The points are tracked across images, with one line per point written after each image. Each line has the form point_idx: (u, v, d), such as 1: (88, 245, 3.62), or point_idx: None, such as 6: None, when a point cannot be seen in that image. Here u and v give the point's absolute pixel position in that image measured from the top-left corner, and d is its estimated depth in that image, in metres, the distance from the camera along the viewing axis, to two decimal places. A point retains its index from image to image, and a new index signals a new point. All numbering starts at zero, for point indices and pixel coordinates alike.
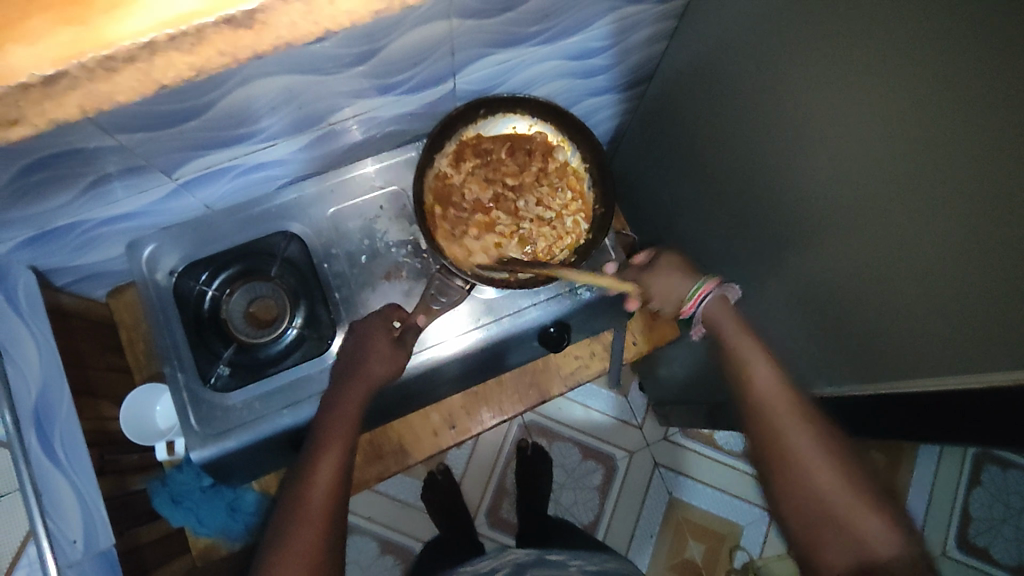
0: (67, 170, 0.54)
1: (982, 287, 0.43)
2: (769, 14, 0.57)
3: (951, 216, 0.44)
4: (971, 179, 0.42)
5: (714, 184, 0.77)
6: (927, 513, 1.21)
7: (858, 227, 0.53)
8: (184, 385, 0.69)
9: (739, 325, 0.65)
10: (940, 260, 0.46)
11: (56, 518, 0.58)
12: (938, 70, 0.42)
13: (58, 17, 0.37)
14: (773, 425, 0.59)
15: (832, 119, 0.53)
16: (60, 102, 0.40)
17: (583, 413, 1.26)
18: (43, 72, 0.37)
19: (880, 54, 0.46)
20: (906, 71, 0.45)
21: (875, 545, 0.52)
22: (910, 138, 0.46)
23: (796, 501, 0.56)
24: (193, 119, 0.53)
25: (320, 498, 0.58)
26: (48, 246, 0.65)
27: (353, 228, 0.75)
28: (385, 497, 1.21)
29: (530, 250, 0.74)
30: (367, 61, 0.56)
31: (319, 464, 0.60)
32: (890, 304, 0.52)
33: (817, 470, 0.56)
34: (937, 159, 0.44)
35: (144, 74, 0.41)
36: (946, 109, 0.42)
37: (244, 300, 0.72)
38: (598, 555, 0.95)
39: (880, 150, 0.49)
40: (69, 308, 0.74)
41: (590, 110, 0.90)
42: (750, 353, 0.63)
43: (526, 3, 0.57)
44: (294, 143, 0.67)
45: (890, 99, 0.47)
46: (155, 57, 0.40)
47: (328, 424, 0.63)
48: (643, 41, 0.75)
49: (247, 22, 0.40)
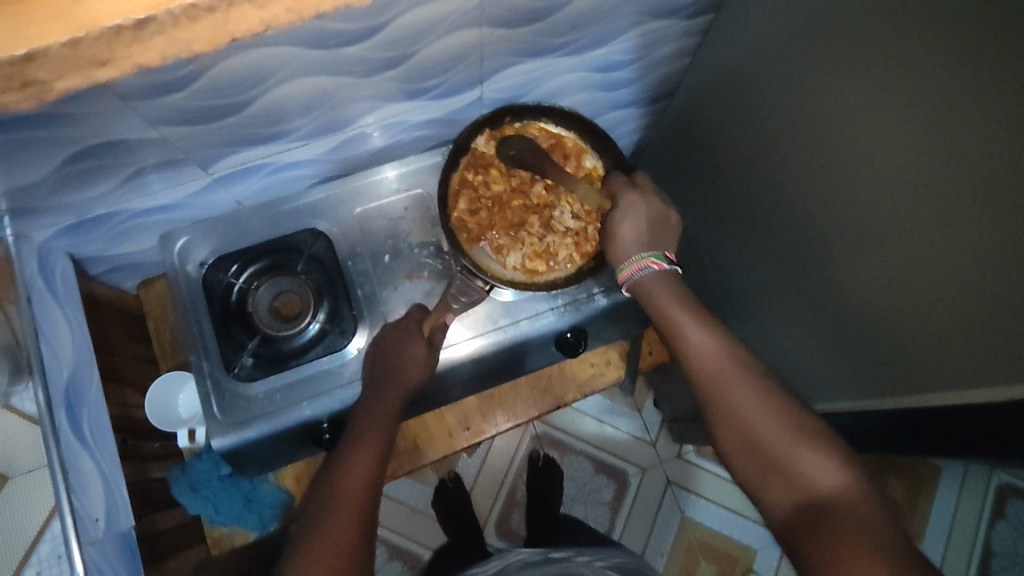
0: (110, 161, 0.56)
1: (992, 289, 0.44)
2: (790, 29, 0.59)
3: (962, 222, 0.45)
4: (982, 192, 0.43)
5: (729, 197, 0.77)
6: (947, 545, 1.19)
7: (878, 238, 0.53)
8: (209, 374, 0.71)
9: (673, 296, 0.63)
10: (953, 266, 0.46)
11: (81, 494, 0.60)
12: (951, 78, 0.43)
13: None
14: (708, 374, 0.58)
15: (851, 130, 0.53)
16: (146, 47, 0.40)
17: (596, 427, 1.26)
18: (138, 16, 0.37)
19: (898, 65, 0.47)
20: (920, 82, 0.46)
21: (818, 483, 0.50)
22: (925, 146, 0.46)
23: (758, 466, 0.54)
24: (231, 116, 0.56)
25: (354, 490, 0.60)
26: (87, 234, 0.67)
27: (378, 228, 0.77)
28: (395, 502, 1.21)
29: (549, 258, 0.75)
30: (398, 65, 0.58)
31: (355, 457, 0.63)
32: (906, 317, 0.52)
33: (753, 417, 0.55)
34: (949, 167, 0.45)
35: (218, 25, 0.41)
36: (961, 122, 0.43)
37: (269, 294, 0.74)
38: (609, 552, 0.96)
39: (895, 160, 0.49)
40: (100, 297, 0.77)
41: (612, 123, 0.91)
42: (676, 315, 0.62)
43: (556, 14, 0.59)
44: (326, 144, 0.69)
45: (905, 109, 0.47)
46: (233, 9, 0.40)
47: (368, 421, 0.66)
48: (666, 56, 0.77)
49: None
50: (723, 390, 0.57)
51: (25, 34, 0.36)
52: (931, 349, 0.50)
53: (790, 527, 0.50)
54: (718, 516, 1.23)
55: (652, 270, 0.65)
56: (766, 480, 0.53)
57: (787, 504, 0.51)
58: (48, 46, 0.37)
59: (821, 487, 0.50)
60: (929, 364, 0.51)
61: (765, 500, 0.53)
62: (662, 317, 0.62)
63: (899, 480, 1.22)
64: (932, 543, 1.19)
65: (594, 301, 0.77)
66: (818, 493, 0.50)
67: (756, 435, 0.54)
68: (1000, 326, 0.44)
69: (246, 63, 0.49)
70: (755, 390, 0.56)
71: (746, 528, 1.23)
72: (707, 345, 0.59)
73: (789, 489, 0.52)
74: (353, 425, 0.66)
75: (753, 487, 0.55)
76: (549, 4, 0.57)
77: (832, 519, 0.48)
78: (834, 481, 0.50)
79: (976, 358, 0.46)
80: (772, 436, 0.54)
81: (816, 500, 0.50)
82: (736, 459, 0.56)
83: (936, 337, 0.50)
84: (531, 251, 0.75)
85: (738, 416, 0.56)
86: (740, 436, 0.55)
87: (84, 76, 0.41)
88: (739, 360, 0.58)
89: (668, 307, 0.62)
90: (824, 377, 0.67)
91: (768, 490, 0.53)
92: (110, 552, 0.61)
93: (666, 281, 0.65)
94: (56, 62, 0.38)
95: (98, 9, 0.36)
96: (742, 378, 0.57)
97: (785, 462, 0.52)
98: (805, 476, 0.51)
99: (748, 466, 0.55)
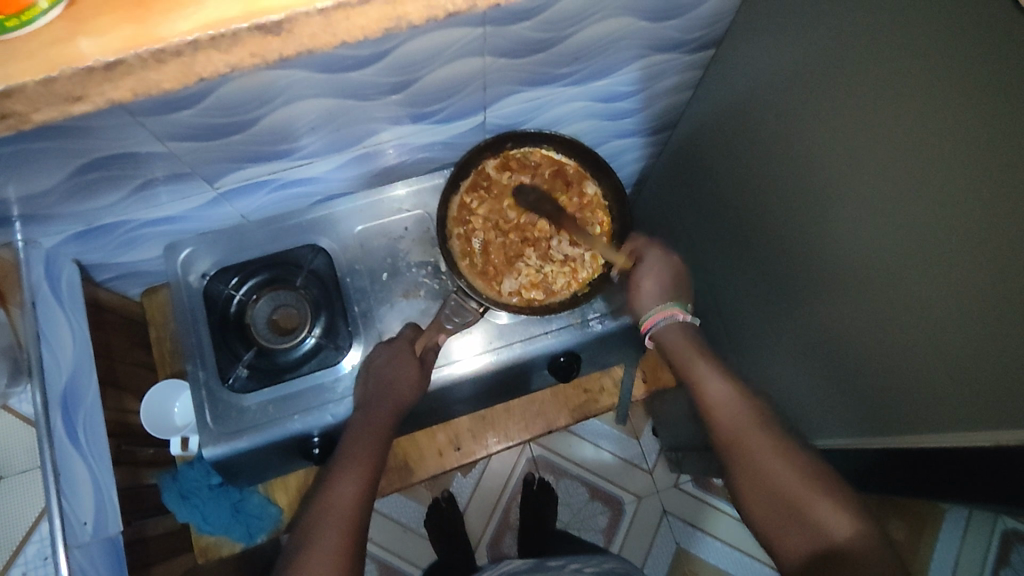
0: (118, 173, 0.58)
1: (960, 333, 0.44)
2: (777, 71, 0.59)
3: (932, 268, 0.45)
4: (951, 240, 0.43)
5: (722, 229, 0.77)
6: None
7: (858, 280, 0.53)
8: (204, 383, 0.72)
9: (693, 348, 0.67)
10: (924, 310, 0.46)
11: (71, 499, 0.61)
12: (917, 127, 0.44)
13: (122, 14, 0.39)
14: (721, 422, 0.62)
15: (832, 173, 0.54)
16: (117, 85, 0.40)
17: (593, 452, 1.25)
18: (106, 57, 0.39)
19: (873, 113, 0.48)
20: (892, 129, 0.46)
21: (831, 528, 0.51)
22: (896, 191, 0.47)
23: (774, 507, 0.55)
24: (239, 133, 0.57)
25: (339, 518, 0.60)
26: (94, 242, 0.69)
27: (378, 246, 0.78)
28: (386, 519, 1.21)
29: (545, 286, 0.75)
30: (403, 90, 0.60)
31: (341, 483, 0.62)
32: (884, 360, 0.52)
33: (762, 460, 0.57)
34: (923, 214, 0.45)
35: (186, 69, 0.41)
36: (927, 168, 0.44)
37: (269, 307, 0.75)
38: (598, 558, 0.96)
39: (871, 203, 0.49)
40: (105, 303, 0.78)
41: (614, 152, 0.92)
42: (700, 369, 0.65)
43: (559, 46, 0.61)
44: (332, 162, 0.70)
45: (877, 154, 0.48)
46: (199, 54, 0.40)
47: (354, 445, 0.66)
48: (668, 89, 0.78)
49: (275, 29, 0.40)
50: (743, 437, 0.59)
51: (4, 71, 0.38)
52: (911, 392, 0.50)
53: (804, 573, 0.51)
54: (713, 548, 1.21)
55: (675, 319, 0.68)
56: (780, 526, 0.55)
57: (799, 549, 0.53)
58: (24, 82, 0.38)
59: (835, 532, 0.51)
60: (906, 409, 0.51)
61: (778, 546, 0.55)
62: (681, 355, 0.66)
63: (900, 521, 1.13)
64: None
65: (589, 327, 0.77)
66: (833, 540, 0.51)
67: (768, 478, 0.56)
68: (975, 374, 0.43)
69: (254, 83, 0.50)
70: (767, 439, 0.59)
71: (742, 562, 1.21)
72: (730, 400, 0.62)
73: (807, 534, 0.53)
74: (347, 442, 0.67)
75: (768, 536, 0.56)
76: (552, 37, 0.59)
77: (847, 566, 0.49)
78: (850, 529, 0.51)
79: (950, 403, 0.46)
80: (787, 484, 0.55)
81: (826, 546, 0.51)
82: (750, 505, 0.57)
83: (911, 381, 0.49)
84: (527, 277, 0.75)
85: (756, 464, 0.57)
86: (758, 483, 0.57)
87: (63, 110, 0.41)
88: (748, 406, 0.62)
89: (689, 356, 0.66)
90: (811, 414, 0.66)
91: (784, 536, 0.54)
92: (96, 556, 0.62)
93: (685, 332, 0.68)
94: (33, 97, 0.39)
95: (81, 48, 0.39)
96: (750, 422, 0.60)
97: (800, 509, 0.54)
98: (820, 522, 0.52)
99: (764, 512, 0.56)
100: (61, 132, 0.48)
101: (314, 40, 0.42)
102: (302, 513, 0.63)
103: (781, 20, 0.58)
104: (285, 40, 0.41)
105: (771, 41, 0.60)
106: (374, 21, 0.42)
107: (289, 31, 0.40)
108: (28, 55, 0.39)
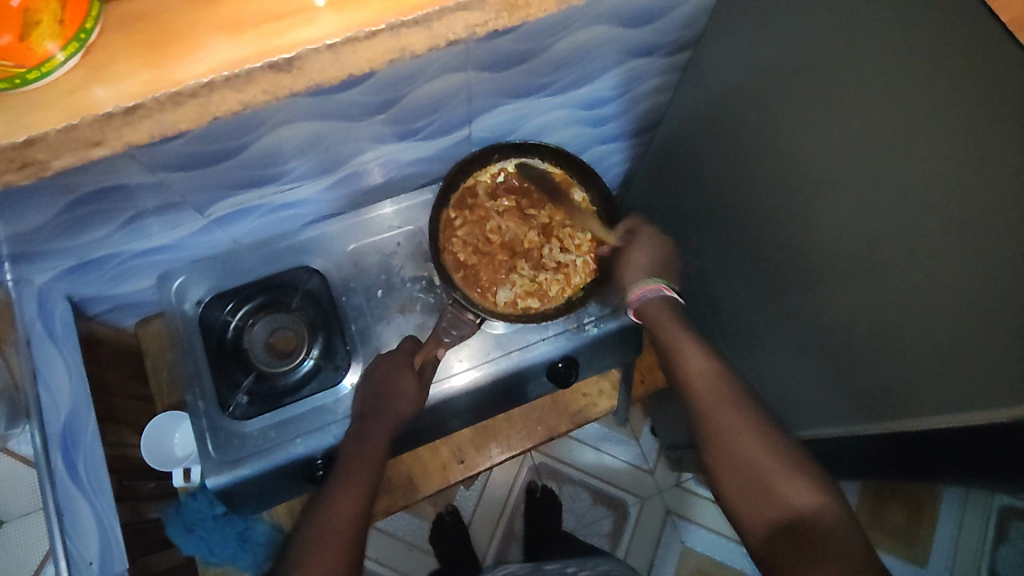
0: (109, 206, 0.58)
1: (941, 316, 0.45)
2: (751, 69, 0.61)
3: (911, 251, 0.46)
4: (923, 225, 0.45)
5: (706, 227, 0.79)
6: None
7: (839, 267, 0.55)
8: (204, 413, 0.72)
9: (672, 323, 0.68)
10: (901, 289, 0.48)
11: (76, 540, 0.60)
12: (884, 116, 0.46)
13: (136, 59, 0.40)
14: (699, 397, 0.62)
15: (807, 166, 0.55)
16: (135, 128, 0.42)
17: (594, 457, 1.25)
18: (126, 103, 0.40)
19: (842, 105, 0.50)
20: (856, 119, 0.48)
21: (798, 502, 0.53)
22: (870, 179, 0.48)
23: (741, 479, 0.57)
24: (228, 160, 0.58)
25: (337, 534, 0.60)
26: (86, 276, 0.69)
27: (372, 263, 0.78)
28: (391, 538, 1.20)
29: (541, 294, 0.76)
30: (389, 109, 0.60)
31: (339, 499, 0.62)
32: (870, 342, 0.53)
33: (734, 434, 0.58)
34: (896, 198, 0.46)
35: (202, 108, 0.42)
36: (897, 155, 0.45)
37: (265, 330, 0.76)
38: (595, 560, 0.96)
39: (848, 191, 0.51)
40: (98, 336, 0.78)
41: (599, 157, 0.94)
42: (680, 342, 0.66)
43: (539, 57, 0.62)
44: (320, 184, 0.71)
45: (847, 144, 0.50)
46: (213, 93, 0.42)
47: (352, 461, 0.66)
48: (649, 92, 0.80)
49: (286, 67, 0.42)
50: (714, 410, 0.60)
51: (27, 123, 0.39)
52: (894, 371, 0.51)
53: (770, 544, 0.53)
54: (717, 543, 1.22)
55: (659, 295, 0.69)
56: (747, 498, 0.56)
57: (763, 519, 0.55)
58: (46, 131, 0.40)
59: (799, 505, 0.53)
60: (896, 393, 0.52)
61: (743, 517, 0.56)
62: (663, 330, 0.67)
63: (898, 506, 1.16)
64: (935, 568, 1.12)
65: (586, 331, 0.78)
66: (800, 511, 0.53)
67: (739, 451, 0.58)
68: (953, 351, 0.45)
69: (242, 114, 0.51)
70: (739, 414, 0.59)
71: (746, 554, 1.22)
72: (704, 374, 0.63)
73: (772, 505, 0.54)
74: (344, 460, 0.66)
75: (734, 506, 0.57)
76: (532, 48, 0.60)
77: (812, 538, 0.51)
78: (814, 502, 0.53)
79: (933, 382, 0.47)
80: (757, 457, 0.57)
81: (793, 517, 0.53)
82: (718, 474, 0.59)
83: (895, 360, 0.51)
84: (523, 287, 0.76)
85: (726, 436, 0.59)
86: (726, 454, 0.58)
87: (80, 156, 0.42)
88: (722, 382, 0.62)
89: (670, 328, 0.67)
90: (803, 404, 0.67)
91: (751, 509, 0.56)
92: None
93: (666, 307, 0.69)
94: (54, 145, 0.40)
95: (97, 96, 0.40)
96: (724, 397, 0.61)
97: (769, 483, 0.55)
98: (785, 494, 0.54)
99: (731, 482, 0.57)
100: (58, 173, 0.49)
101: (323, 74, 0.44)
102: (299, 529, 0.63)
103: (752, 21, 0.60)
104: (296, 76, 0.43)
105: (743, 42, 0.62)
106: (378, 54, 0.44)
107: (301, 68, 0.42)
108: (47, 104, 0.40)
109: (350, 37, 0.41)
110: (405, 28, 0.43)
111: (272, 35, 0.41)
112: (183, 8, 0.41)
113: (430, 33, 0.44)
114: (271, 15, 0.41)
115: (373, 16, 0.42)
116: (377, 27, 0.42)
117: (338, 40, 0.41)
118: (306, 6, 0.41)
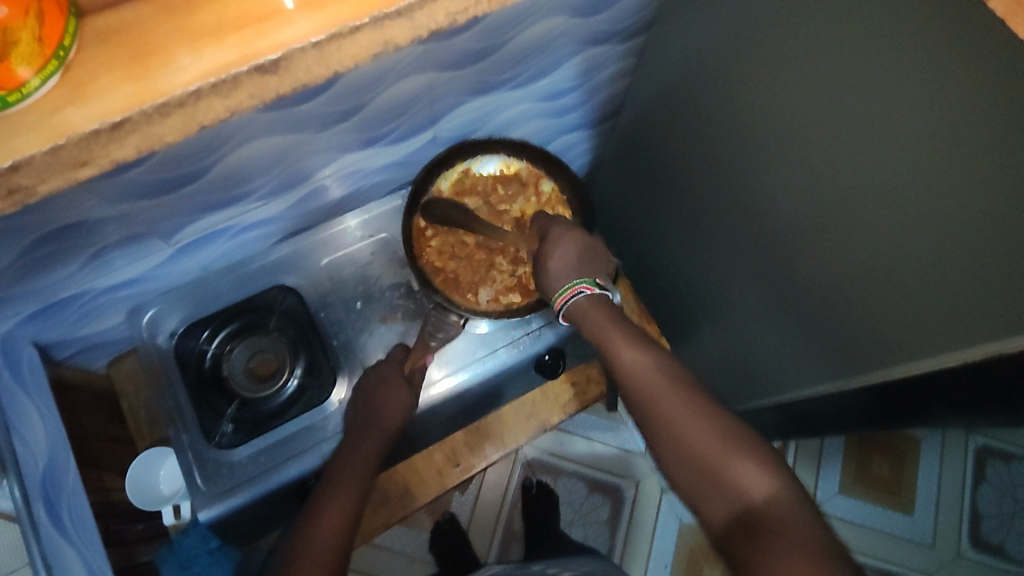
0: (72, 243, 0.56)
1: (910, 263, 0.46)
2: (704, 48, 0.62)
3: (878, 207, 0.48)
4: (885, 178, 0.46)
5: (675, 205, 0.80)
6: (936, 522, 1.13)
7: (810, 230, 0.56)
8: (189, 446, 0.71)
9: (603, 317, 0.64)
10: (870, 242, 0.50)
11: None
12: (836, 82, 0.47)
13: (122, 72, 0.39)
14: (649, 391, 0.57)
15: (768, 136, 0.57)
16: (120, 144, 0.41)
17: (585, 446, 1.26)
18: (112, 119, 0.38)
19: (795, 74, 0.51)
20: (808, 86, 0.50)
21: (747, 488, 0.48)
22: (831, 141, 0.50)
23: (692, 472, 0.52)
24: (192, 183, 0.56)
25: (330, 525, 0.56)
26: (50, 320, 0.66)
27: (347, 275, 0.79)
28: (388, 552, 1.19)
29: (522, 288, 0.77)
30: (354, 115, 0.59)
31: (329, 500, 0.60)
32: (845, 299, 0.55)
33: (680, 420, 0.54)
34: (859, 157, 0.48)
35: (188, 119, 0.41)
36: (853, 117, 0.47)
37: (244, 355, 0.75)
38: (576, 561, 0.96)
39: (810, 155, 0.53)
40: (69, 380, 0.75)
41: (563, 147, 0.95)
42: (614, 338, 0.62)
43: (499, 51, 0.62)
44: (281, 204, 0.69)
45: (803, 112, 0.52)
46: (201, 101, 0.40)
47: (338, 471, 0.64)
48: (608, 80, 0.81)
49: (273, 69, 0.41)
50: (657, 398, 0.56)
51: (11, 146, 0.38)
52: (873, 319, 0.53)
53: (723, 540, 0.48)
54: None
55: (583, 295, 0.66)
56: (698, 490, 0.51)
57: (719, 514, 0.49)
58: (31, 155, 0.38)
59: (749, 490, 0.48)
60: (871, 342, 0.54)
61: (700, 508, 0.51)
62: (592, 323, 0.65)
63: (881, 457, 1.17)
64: (923, 514, 1.13)
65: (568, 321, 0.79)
66: (751, 501, 0.48)
67: (684, 438, 0.53)
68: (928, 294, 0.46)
69: (203, 135, 0.50)
70: (688, 399, 0.55)
71: None
72: (644, 365, 0.59)
73: (726, 498, 0.49)
74: (330, 474, 0.64)
75: (692, 500, 0.52)
76: (491, 43, 0.60)
77: (766, 531, 0.45)
78: (765, 487, 0.48)
79: (909, 331, 0.49)
80: (701, 445, 0.52)
81: (746, 510, 0.47)
82: (671, 467, 0.54)
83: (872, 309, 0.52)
84: (504, 284, 0.77)
85: (671, 427, 0.54)
86: (676, 444, 0.53)
87: (66, 177, 0.41)
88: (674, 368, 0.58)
89: (603, 330, 0.63)
90: (788, 368, 0.69)
91: (705, 503, 0.51)
92: None
93: (597, 304, 0.66)
94: (39, 168, 0.39)
95: (73, 117, 0.38)
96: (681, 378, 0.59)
97: (716, 472, 0.50)
98: (737, 483, 0.49)
99: (680, 473, 0.53)
100: (27, 206, 0.46)
101: (309, 73, 0.43)
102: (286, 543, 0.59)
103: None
104: (282, 77, 0.42)
105: (694, 22, 0.63)
106: (362, 49, 0.44)
107: (286, 69, 0.41)
108: (33, 127, 0.38)
109: (334, 33, 0.41)
110: (387, 20, 0.42)
111: (253, 37, 0.40)
112: (159, 17, 0.40)
113: (412, 24, 0.44)
114: (248, 18, 0.40)
115: (353, 9, 0.41)
116: (361, 22, 0.41)
117: (323, 36, 0.40)
118: (280, 8, 0.40)
